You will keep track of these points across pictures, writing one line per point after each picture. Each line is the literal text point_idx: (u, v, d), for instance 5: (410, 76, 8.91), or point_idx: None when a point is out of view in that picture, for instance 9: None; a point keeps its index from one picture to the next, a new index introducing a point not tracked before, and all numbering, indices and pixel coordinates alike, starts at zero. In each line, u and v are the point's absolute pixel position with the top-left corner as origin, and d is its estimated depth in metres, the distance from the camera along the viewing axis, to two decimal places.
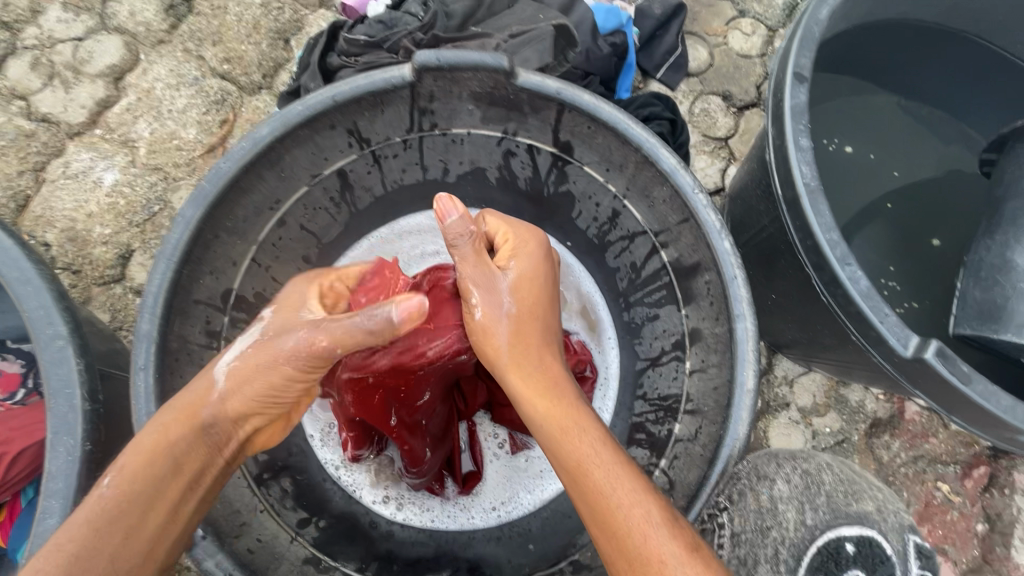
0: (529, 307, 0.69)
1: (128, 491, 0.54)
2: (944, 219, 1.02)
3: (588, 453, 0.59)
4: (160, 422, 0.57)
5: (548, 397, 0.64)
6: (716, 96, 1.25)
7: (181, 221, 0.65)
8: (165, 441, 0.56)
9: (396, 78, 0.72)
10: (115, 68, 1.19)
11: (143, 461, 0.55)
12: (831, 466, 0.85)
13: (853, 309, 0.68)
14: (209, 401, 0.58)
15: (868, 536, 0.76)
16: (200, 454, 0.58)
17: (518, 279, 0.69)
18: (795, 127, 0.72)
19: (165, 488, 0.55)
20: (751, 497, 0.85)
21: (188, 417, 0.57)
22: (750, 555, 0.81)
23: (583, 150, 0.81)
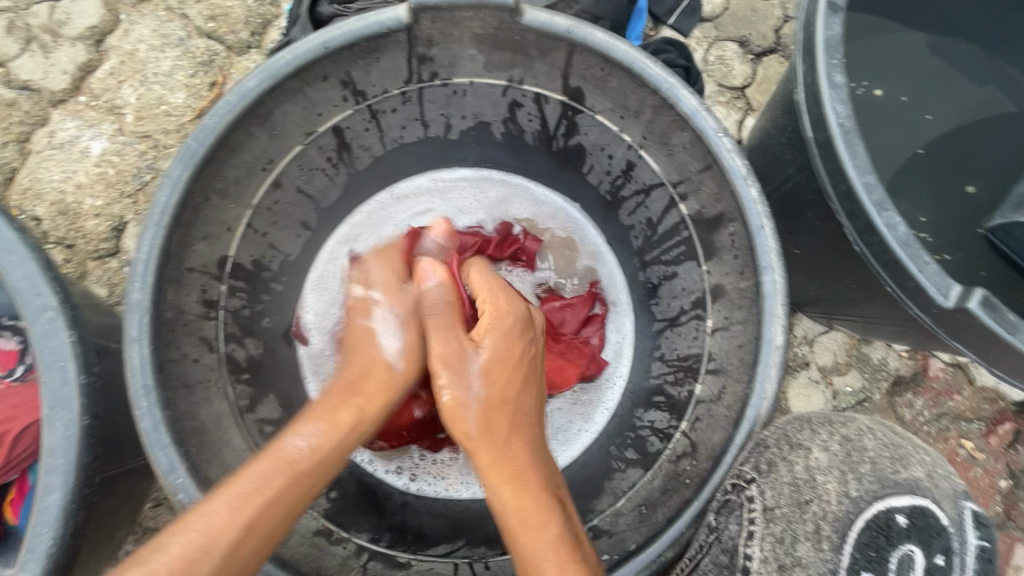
0: (496, 392, 0.65)
1: (323, 455, 0.59)
2: (976, 165, 0.97)
3: (541, 541, 0.60)
4: (352, 401, 0.62)
5: (506, 489, 0.62)
6: (732, 42, 1.18)
7: (168, 181, 0.61)
8: (358, 418, 0.62)
9: (392, 20, 0.66)
10: (95, 30, 1.13)
11: (339, 431, 0.60)
12: (873, 429, 0.59)
13: (889, 258, 0.64)
14: (392, 381, 0.65)
15: (922, 505, 0.53)
16: (372, 432, 0.64)
17: (489, 360, 0.65)
18: (827, 61, 0.66)
19: (339, 462, 0.61)
20: (784, 469, 0.58)
21: (376, 396, 0.64)
22: (786, 531, 0.56)
23: (595, 97, 0.75)
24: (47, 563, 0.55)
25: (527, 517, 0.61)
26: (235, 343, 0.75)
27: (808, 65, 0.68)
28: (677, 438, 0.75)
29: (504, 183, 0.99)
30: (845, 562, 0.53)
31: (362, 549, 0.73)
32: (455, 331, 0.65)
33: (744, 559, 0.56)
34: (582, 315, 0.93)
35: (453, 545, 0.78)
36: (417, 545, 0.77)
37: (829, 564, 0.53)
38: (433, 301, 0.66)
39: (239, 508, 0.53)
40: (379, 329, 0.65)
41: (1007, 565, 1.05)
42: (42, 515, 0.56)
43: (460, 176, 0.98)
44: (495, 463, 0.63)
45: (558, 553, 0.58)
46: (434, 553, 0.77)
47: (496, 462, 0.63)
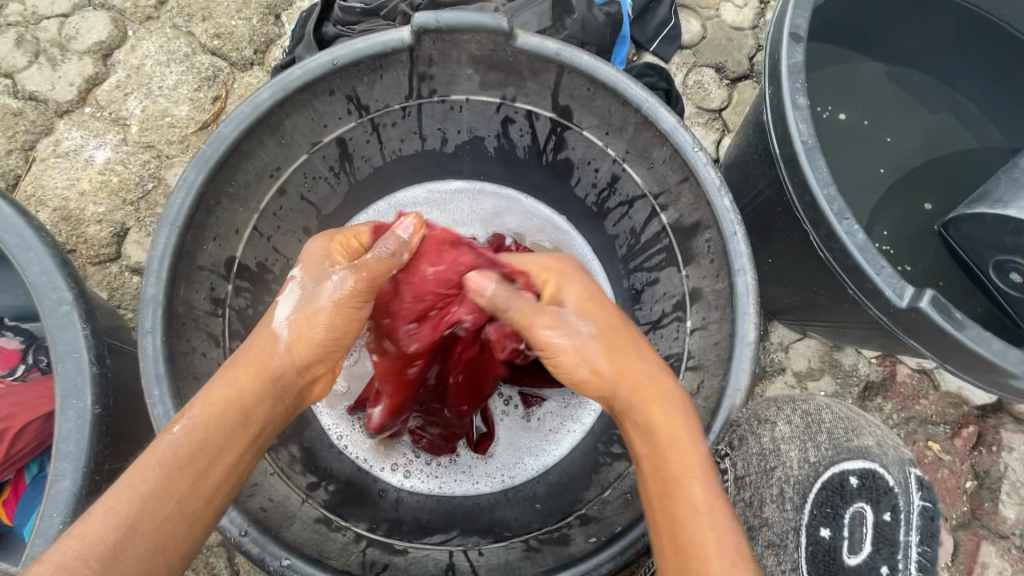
0: (608, 331, 0.60)
1: (204, 438, 0.50)
2: (934, 184, 1.03)
3: (681, 457, 0.54)
4: (232, 375, 0.54)
5: (656, 412, 0.56)
6: (709, 68, 1.26)
7: (183, 185, 0.65)
8: (240, 393, 0.53)
9: (395, 41, 0.72)
10: (102, 45, 1.17)
11: (215, 411, 0.51)
12: (831, 406, 0.66)
13: (849, 262, 0.70)
14: (277, 353, 0.57)
15: (872, 467, 0.55)
16: (268, 406, 0.55)
17: (578, 301, 0.62)
18: (792, 86, 0.73)
19: (229, 441, 0.51)
20: (753, 442, 0.67)
21: (256, 369, 0.55)
22: (755, 496, 0.65)
23: (582, 114, 0.81)
24: (58, 545, 0.58)
25: (675, 452, 0.54)
26: (239, 341, 0.78)
27: (775, 89, 0.75)
28: None
29: (498, 195, 1.04)
30: (805, 519, 0.57)
31: (361, 535, 0.74)
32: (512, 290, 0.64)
33: (722, 524, 0.65)
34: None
35: (448, 535, 0.80)
36: (413, 534, 0.79)
37: (792, 522, 0.59)
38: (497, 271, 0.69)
39: (121, 498, 0.46)
40: (279, 303, 0.59)
41: (974, 562, 1.08)
42: (53, 500, 0.59)
43: (455, 188, 1.03)
44: (638, 385, 0.58)
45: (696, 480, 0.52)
46: (429, 542, 0.78)
47: (637, 386, 0.58)
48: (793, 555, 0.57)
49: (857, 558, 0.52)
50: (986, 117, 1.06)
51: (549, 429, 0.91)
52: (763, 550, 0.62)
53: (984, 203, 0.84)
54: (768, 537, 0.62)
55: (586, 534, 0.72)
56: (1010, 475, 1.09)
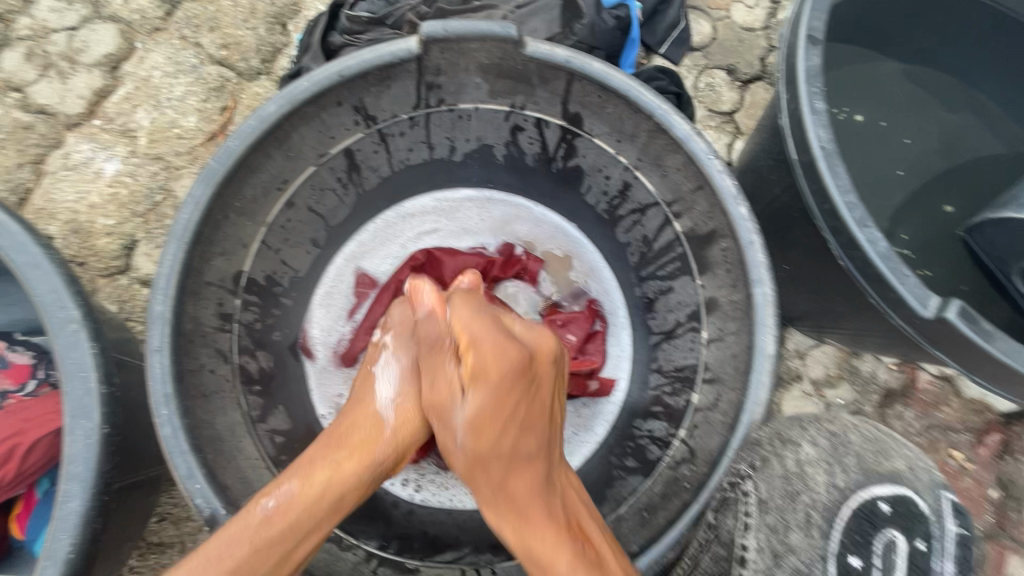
0: (488, 432, 0.59)
1: (294, 519, 0.56)
2: (952, 186, 1.01)
3: (547, 553, 0.57)
4: (336, 458, 0.61)
5: (523, 516, 0.58)
6: (720, 70, 1.24)
7: (190, 201, 0.65)
8: (337, 476, 0.60)
9: (403, 51, 0.71)
10: (111, 57, 1.17)
11: (316, 489, 0.58)
12: (856, 426, 0.65)
13: (872, 271, 0.68)
14: (381, 436, 0.64)
15: (902, 494, 0.59)
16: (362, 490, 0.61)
17: (473, 416, 0.60)
18: (809, 90, 0.71)
19: (316, 524, 0.57)
20: (775, 463, 0.63)
21: (361, 451, 0.62)
22: (779, 521, 0.61)
23: (593, 122, 0.80)
24: (66, 568, 0.58)
25: (534, 547, 0.57)
26: (247, 356, 0.77)
27: (792, 93, 0.73)
28: (676, 445, 0.78)
29: (507, 203, 1.03)
30: (835, 546, 0.59)
31: (372, 555, 0.74)
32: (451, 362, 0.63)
33: (741, 549, 0.61)
34: (584, 331, 0.97)
35: (460, 553, 0.79)
36: (424, 552, 0.78)
37: (819, 548, 0.59)
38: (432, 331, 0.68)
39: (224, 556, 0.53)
40: (379, 376, 0.70)
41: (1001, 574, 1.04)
42: (62, 521, 0.59)
43: (464, 196, 1.02)
44: (508, 504, 0.59)
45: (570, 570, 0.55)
46: (440, 560, 0.78)
47: (508, 498, 0.59)
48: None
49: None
50: (1009, 117, 1.04)
51: None
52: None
53: (1011, 208, 0.83)
54: (793, 565, 0.59)
55: None
56: None
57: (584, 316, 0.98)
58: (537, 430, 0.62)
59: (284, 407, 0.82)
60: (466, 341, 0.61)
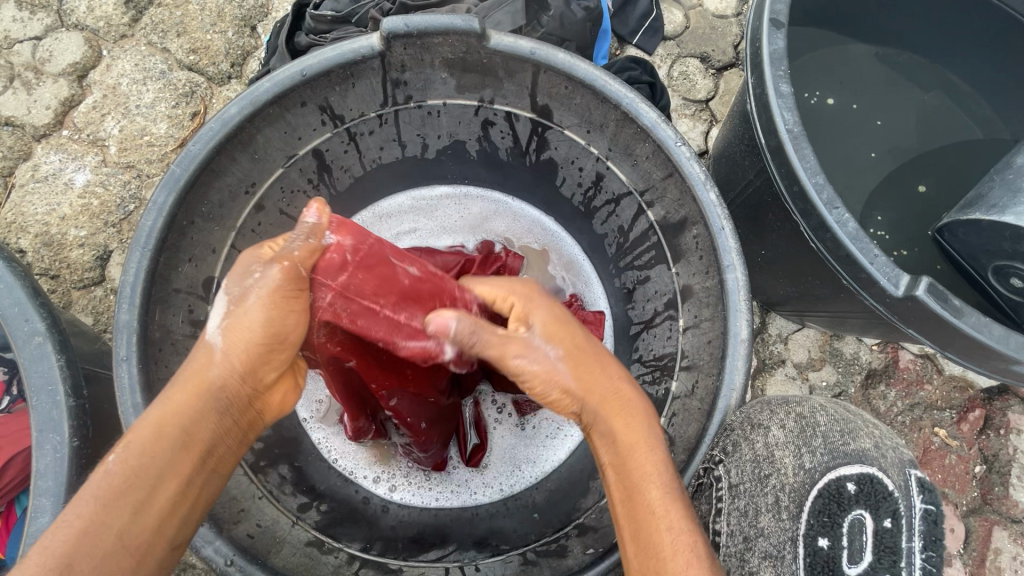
0: (573, 345, 0.59)
1: (136, 467, 0.49)
2: (925, 166, 1.01)
3: (643, 460, 0.55)
4: (165, 395, 0.52)
5: (619, 424, 0.57)
6: (694, 58, 1.24)
7: (154, 207, 0.64)
8: (175, 413, 0.52)
9: (365, 48, 0.70)
10: (78, 66, 1.16)
11: (152, 431, 0.51)
12: (826, 408, 0.62)
13: (842, 252, 0.68)
14: (212, 369, 0.53)
15: (870, 472, 0.54)
16: (218, 421, 0.54)
17: (546, 329, 0.58)
18: (774, 73, 0.71)
19: (174, 462, 0.51)
20: (746, 447, 0.63)
21: (195, 389, 0.52)
22: (750, 505, 0.60)
23: (563, 113, 0.79)
24: None
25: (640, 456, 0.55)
26: None
27: (757, 77, 0.73)
28: (657, 434, 0.78)
29: (484, 199, 1.02)
30: (802, 529, 0.55)
31: (353, 557, 0.73)
32: (488, 333, 0.56)
33: (715, 535, 0.62)
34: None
35: (445, 551, 0.78)
36: (409, 551, 0.78)
37: (788, 532, 0.56)
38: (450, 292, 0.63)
39: (77, 509, 0.47)
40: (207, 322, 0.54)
41: (987, 548, 1.04)
42: (32, 538, 0.58)
43: (440, 194, 1.02)
44: (608, 400, 0.58)
45: (662, 473, 0.54)
46: (425, 559, 0.77)
47: (607, 400, 0.58)
48: (791, 567, 0.55)
49: (857, 567, 0.52)
50: (980, 98, 1.04)
51: (547, 434, 0.90)
52: (760, 563, 0.57)
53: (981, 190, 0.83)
54: (764, 549, 0.57)
55: (584, 546, 0.70)
56: (1020, 458, 1.06)
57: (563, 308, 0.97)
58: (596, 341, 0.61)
59: None
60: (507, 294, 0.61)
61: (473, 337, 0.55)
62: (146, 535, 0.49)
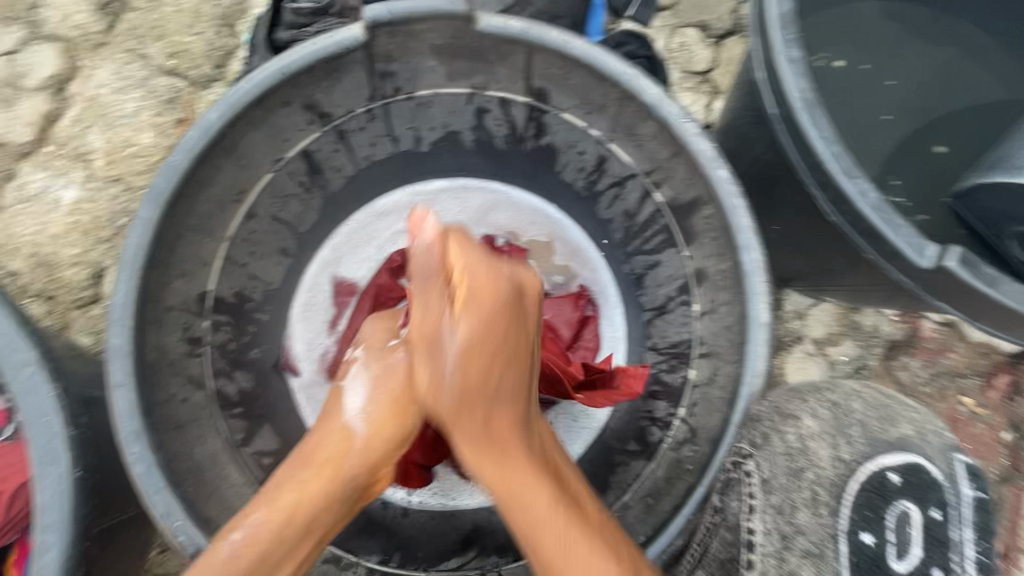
0: (477, 372, 0.52)
1: (259, 554, 0.49)
2: (941, 126, 0.97)
3: (534, 513, 0.50)
4: (301, 477, 0.52)
5: (506, 480, 0.51)
6: (692, 28, 1.18)
7: (138, 223, 0.61)
8: (307, 499, 0.51)
9: (348, 40, 0.66)
10: (55, 79, 1.12)
11: (282, 517, 0.50)
12: (859, 393, 0.60)
13: (864, 224, 0.64)
14: (352, 449, 0.54)
15: (913, 462, 0.54)
16: (337, 510, 0.52)
17: (467, 343, 0.52)
18: (783, 37, 0.67)
19: (294, 548, 0.50)
20: (777, 439, 0.58)
21: (330, 470, 0.53)
22: (785, 502, 0.54)
23: (560, 95, 0.75)
24: None
25: (519, 496, 0.50)
26: (223, 378, 0.75)
27: (764, 42, 0.69)
28: (677, 425, 0.76)
29: (486, 187, 0.96)
30: (843, 525, 0.52)
31: (371, 571, 0.73)
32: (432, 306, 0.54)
33: (747, 534, 0.55)
34: (574, 318, 0.92)
35: (464, 558, 0.77)
36: (429, 561, 0.77)
37: (828, 530, 0.52)
38: (420, 267, 0.56)
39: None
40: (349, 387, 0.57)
41: (1020, 516, 1.02)
42: (40, 575, 0.56)
43: (438, 186, 0.94)
44: (486, 453, 0.52)
45: (553, 520, 0.50)
46: (446, 568, 0.76)
47: (491, 446, 0.52)
48: (834, 566, 0.50)
49: (905, 562, 0.51)
50: (996, 50, 0.99)
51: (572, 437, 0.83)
52: (799, 563, 0.51)
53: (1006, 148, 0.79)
54: (803, 548, 0.52)
55: None
56: None
57: (574, 299, 0.93)
58: (517, 367, 0.54)
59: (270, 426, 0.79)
60: (458, 273, 0.54)
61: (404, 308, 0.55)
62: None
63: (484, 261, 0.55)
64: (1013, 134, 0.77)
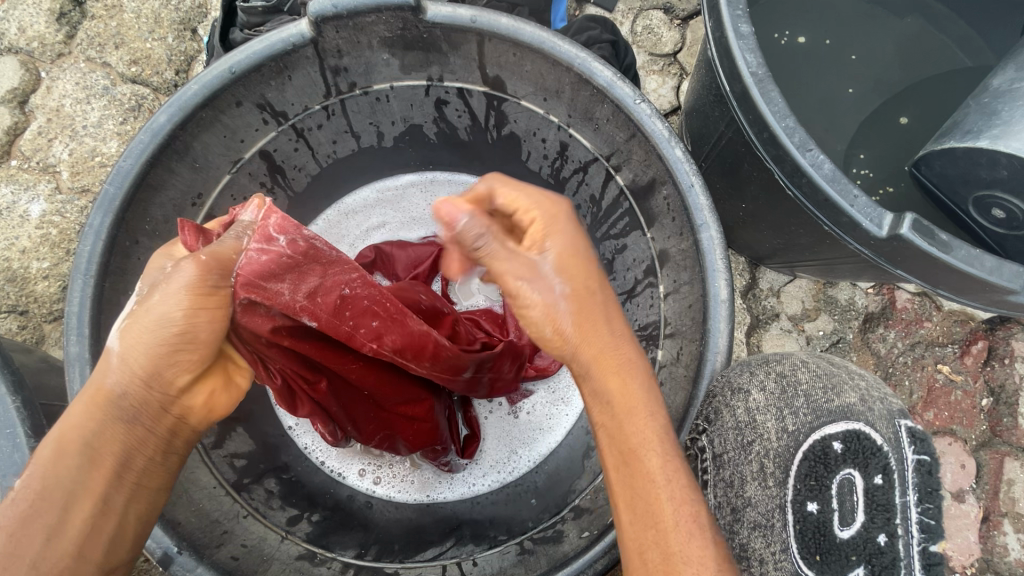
0: (579, 285, 0.51)
1: (40, 492, 0.46)
2: (905, 96, 0.97)
3: (633, 417, 0.49)
4: (70, 405, 0.49)
5: (617, 381, 0.50)
6: (657, 10, 1.18)
7: (91, 231, 0.61)
8: (74, 426, 0.48)
9: (295, 36, 0.66)
10: (16, 92, 1.10)
11: (55, 450, 0.47)
12: (807, 362, 0.59)
13: (820, 197, 0.64)
14: (108, 367, 0.48)
15: (856, 428, 0.52)
16: (121, 433, 0.48)
17: (561, 259, 0.51)
18: (732, 13, 0.66)
19: (83, 479, 0.47)
20: (727, 414, 0.59)
21: (94, 397, 0.48)
22: (734, 475, 0.57)
23: (515, 83, 0.75)
24: None
25: (631, 411, 0.49)
26: None
27: (715, 19, 0.69)
28: None
29: (452, 183, 0.98)
30: (790, 495, 0.53)
31: (348, 565, 0.72)
32: (498, 241, 0.51)
33: (703, 507, 0.59)
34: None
35: (443, 548, 0.77)
36: (405, 553, 0.76)
37: (776, 500, 0.54)
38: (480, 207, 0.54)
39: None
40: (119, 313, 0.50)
41: (1001, 480, 1.02)
42: None
43: (406, 183, 0.98)
44: (601, 351, 0.50)
45: (649, 427, 0.48)
46: (423, 559, 0.76)
47: (600, 352, 0.50)
48: (782, 536, 0.53)
49: (850, 530, 0.50)
50: (957, 20, 0.99)
51: (543, 418, 0.88)
52: (749, 534, 0.54)
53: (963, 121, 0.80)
54: (753, 520, 0.55)
55: (580, 528, 0.68)
56: None
57: None
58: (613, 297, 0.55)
59: None
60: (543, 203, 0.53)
61: (480, 241, 0.50)
62: (66, 561, 0.46)
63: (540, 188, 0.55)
64: (968, 100, 0.78)
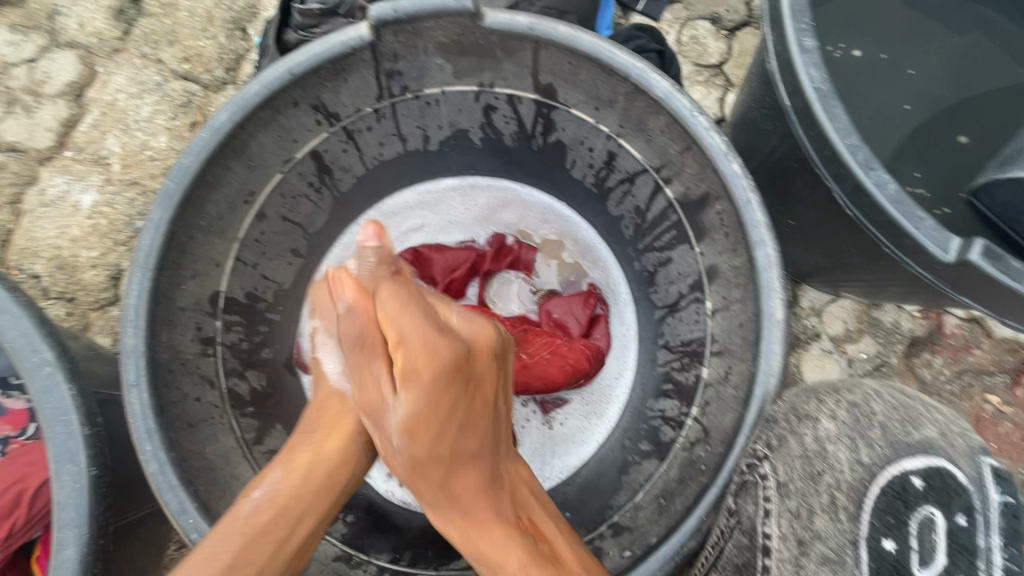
0: (422, 432, 0.50)
1: (283, 506, 0.51)
2: (964, 114, 0.93)
3: (496, 554, 0.52)
4: (313, 437, 0.56)
5: (472, 535, 0.53)
6: (703, 21, 1.17)
7: (150, 226, 0.62)
8: (320, 455, 0.55)
9: (354, 39, 0.66)
10: (73, 85, 1.14)
11: (301, 475, 0.54)
12: (880, 392, 0.57)
13: (883, 218, 0.62)
14: (353, 409, 0.58)
15: (938, 465, 0.51)
16: (352, 466, 0.56)
17: (407, 415, 0.50)
18: (797, 26, 0.65)
19: (317, 502, 0.53)
20: (793, 441, 0.56)
21: (338, 428, 0.57)
22: (801, 505, 0.53)
23: (568, 91, 0.74)
24: None
25: (486, 547, 0.52)
26: (235, 378, 0.76)
27: (778, 32, 0.67)
28: (690, 423, 0.75)
29: (492, 188, 0.98)
30: (864, 530, 0.50)
31: (383, 569, 0.74)
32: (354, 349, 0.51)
33: (764, 539, 0.54)
34: (584, 317, 0.93)
35: None
36: (438, 560, 0.76)
37: (849, 535, 0.50)
38: (348, 330, 0.51)
39: (223, 540, 0.49)
40: (324, 353, 0.60)
41: None
42: (60, 570, 0.58)
43: (446, 187, 0.98)
44: (455, 509, 0.53)
45: (517, 568, 0.51)
46: (455, 567, 0.75)
47: (457, 505, 0.53)
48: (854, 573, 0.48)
49: (930, 569, 0.48)
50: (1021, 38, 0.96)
51: (573, 430, 0.91)
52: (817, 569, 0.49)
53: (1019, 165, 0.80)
54: (821, 554, 0.50)
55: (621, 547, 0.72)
56: None
57: (582, 297, 0.94)
58: (481, 426, 0.53)
59: (283, 425, 0.80)
60: (389, 328, 0.50)
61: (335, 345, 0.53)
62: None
63: (418, 318, 0.48)
64: None
